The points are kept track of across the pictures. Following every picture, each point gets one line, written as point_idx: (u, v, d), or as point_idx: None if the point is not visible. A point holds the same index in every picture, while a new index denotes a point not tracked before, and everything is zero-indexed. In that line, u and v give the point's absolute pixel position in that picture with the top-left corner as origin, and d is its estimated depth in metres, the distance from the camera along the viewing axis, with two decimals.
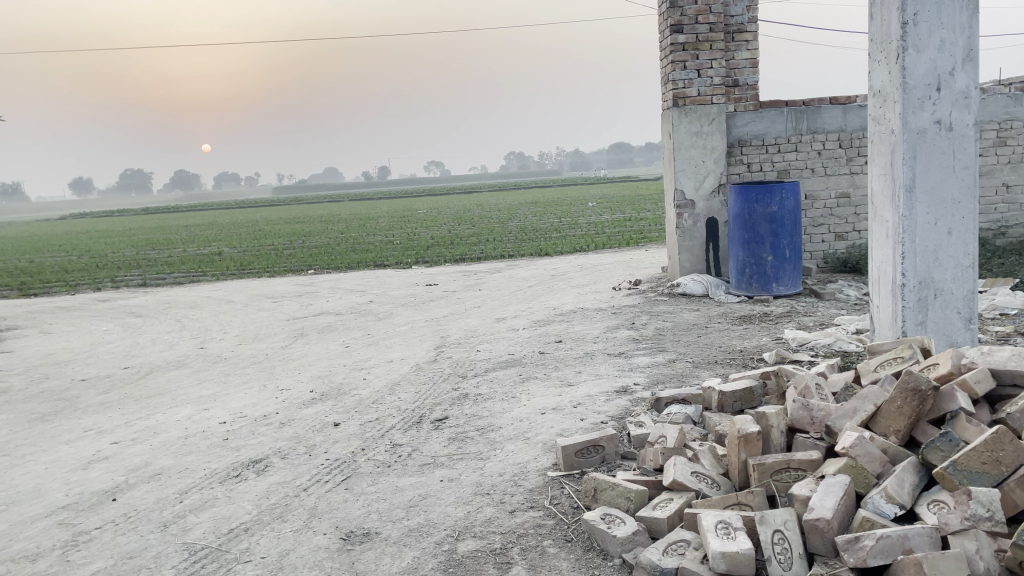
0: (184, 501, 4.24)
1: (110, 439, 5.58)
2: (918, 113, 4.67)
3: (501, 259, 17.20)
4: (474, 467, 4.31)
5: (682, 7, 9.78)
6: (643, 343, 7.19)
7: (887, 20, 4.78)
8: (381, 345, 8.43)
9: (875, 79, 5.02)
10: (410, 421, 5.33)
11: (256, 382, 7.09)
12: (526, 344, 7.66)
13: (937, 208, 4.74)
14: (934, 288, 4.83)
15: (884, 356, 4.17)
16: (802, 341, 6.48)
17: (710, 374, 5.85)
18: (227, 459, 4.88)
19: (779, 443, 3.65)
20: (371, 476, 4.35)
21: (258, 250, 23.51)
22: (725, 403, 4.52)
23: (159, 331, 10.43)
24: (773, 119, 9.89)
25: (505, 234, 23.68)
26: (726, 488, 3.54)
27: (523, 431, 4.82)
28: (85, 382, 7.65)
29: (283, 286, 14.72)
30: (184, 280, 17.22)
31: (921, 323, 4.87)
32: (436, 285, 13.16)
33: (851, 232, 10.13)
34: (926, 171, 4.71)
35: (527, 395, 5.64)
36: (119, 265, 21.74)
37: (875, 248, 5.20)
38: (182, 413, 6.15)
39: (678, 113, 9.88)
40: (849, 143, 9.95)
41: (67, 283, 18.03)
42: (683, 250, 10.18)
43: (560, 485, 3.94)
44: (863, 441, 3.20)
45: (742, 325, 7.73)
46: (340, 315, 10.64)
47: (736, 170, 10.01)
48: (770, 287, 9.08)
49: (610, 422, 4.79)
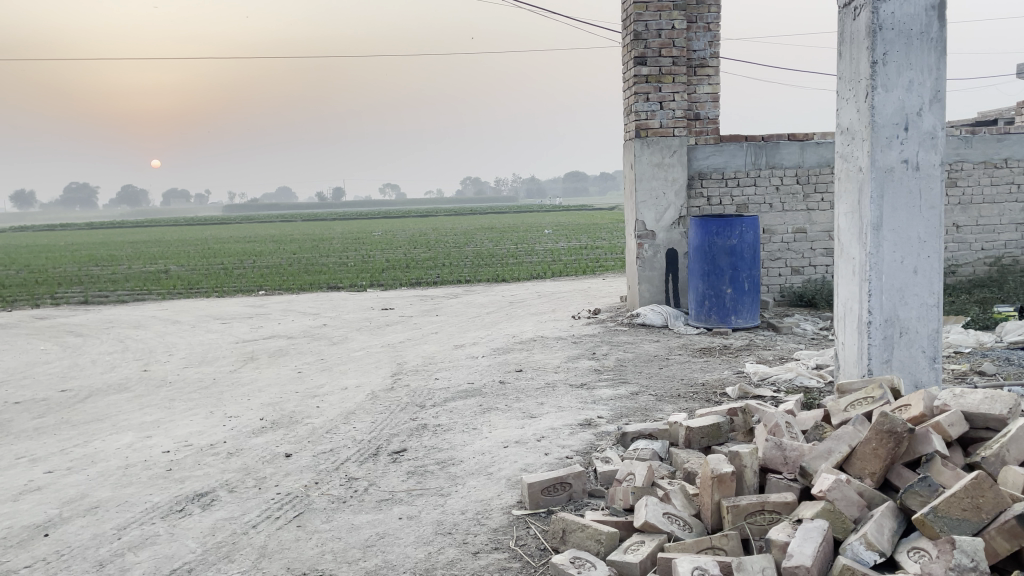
0: (122, 539, 3.96)
1: (44, 467, 5.24)
2: (886, 152, 4.69)
3: (456, 284, 17.02)
4: (435, 504, 4.12)
5: (646, 40, 9.86)
6: (605, 375, 7.08)
7: (857, 59, 4.82)
8: (335, 372, 8.17)
9: (843, 116, 5.05)
10: (366, 453, 5.12)
11: (204, 408, 6.78)
12: (485, 373, 7.50)
13: (904, 246, 4.75)
14: (900, 326, 4.83)
15: (855, 395, 4.13)
16: (763, 376, 6.44)
17: (674, 408, 5.77)
18: (170, 492, 4.60)
19: (753, 484, 3.55)
20: (325, 513, 4.13)
21: (208, 269, 22.93)
22: (692, 439, 4.41)
23: (100, 352, 9.99)
24: (733, 153, 9.99)
25: (462, 259, 23.55)
26: (698, 530, 3.42)
27: (485, 465, 4.64)
28: (19, 405, 7.23)
29: (233, 307, 14.31)
30: (129, 298, 16.65)
31: (887, 361, 4.86)
32: (392, 309, 12.92)
33: (808, 267, 10.23)
34: (893, 210, 4.72)
35: (487, 428, 5.47)
36: (59, 280, 20.95)
37: (841, 285, 5.20)
38: (123, 440, 5.82)
39: (640, 144, 9.91)
40: (806, 179, 10.08)
41: (5, 298, 17.27)
42: (643, 280, 10.16)
43: (526, 525, 3.79)
44: (841, 484, 3.12)
45: (703, 358, 7.69)
46: (292, 339, 10.33)
47: (697, 202, 10.06)
48: (728, 320, 9.08)
49: (575, 457, 4.64)
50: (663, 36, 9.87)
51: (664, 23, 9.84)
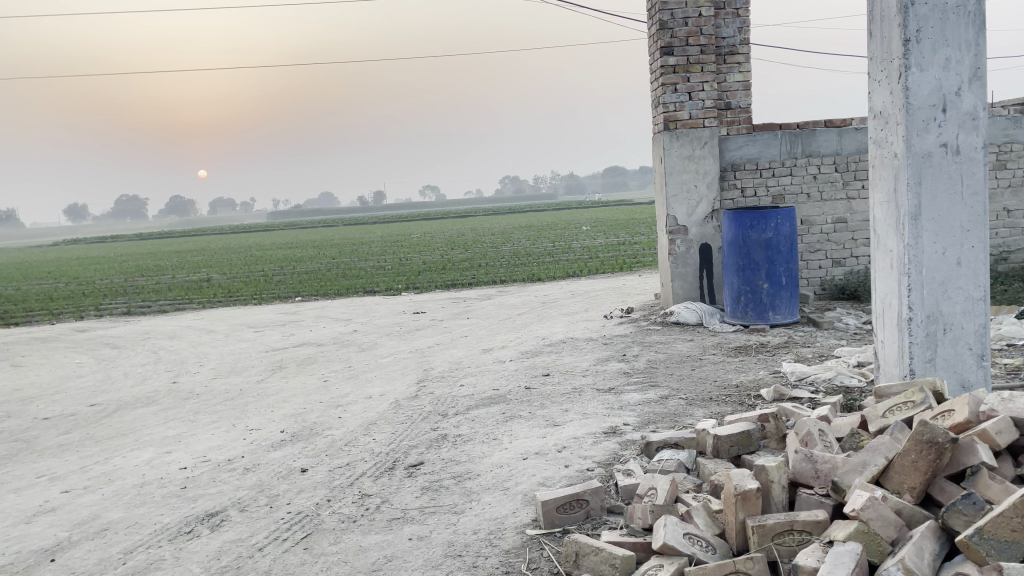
0: (126, 564, 3.85)
1: (61, 487, 5.18)
2: (923, 136, 4.37)
3: (491, 285, 16.84)
4: (447, 523, 3.94)
5: (672, 29, 9.55)
6: (634, 378, 6.83)
7: (888, 38, 4.50)
8: (361, 380, 8.05)
9: (875, 100, 4.73)
10: (382, 467, 4.96)
11: (227, 421, 6.69)
12: (511, 378, 7.30)
13: (945, 236, 4.42)
14: (943, 322, 4.49)
15: (895, 399, 3.83)
16: (800, 376, 6.12)
17: (704, 412, 5.51)
18: (181, 512, 4.49)
19: (780, 500, 3.28)
20: (334, 534, 3.97)
21: (248, 277, 23.16)
22: (720, 448, 4.15)
23: (134, 364, 10.01)
24: (767, 142, 9.62)
25: (498, 258, 23.41)
26: (722, 551, 3.17)
27: (502, 480, 4.45)
28: (48, 421, 7.25)
29: (268, 314, 14.32)
30: (170, 309, 16.82)
31: (930, 360, 4.52)
32: (423, 313, 12.79)
33: (849, 258, 9.81)
34: (932, 197, 4.39)
35: (508, 438, 5.27)
36: (103, 292, 21.29)
37: (878, 280, 4.87)
38: (142, 456, 5.76)
39: (669, 137, 9.62)
40: (845, 167, 9.66)
41: (50, 311, 17.57)
42: (676, 277, 9.85)
43: (540, 546, 3.58)
44: (875, 502, 2.85)
45: (738, 358, 7.36)
46: (322, 347, 10.25)
47: (730, 195, 9.72)
48: (766, 316, 8.73)
49: (596, 470, 4.41)
50: (690, 24, 9.54)
51: (690, 10, 9.52)
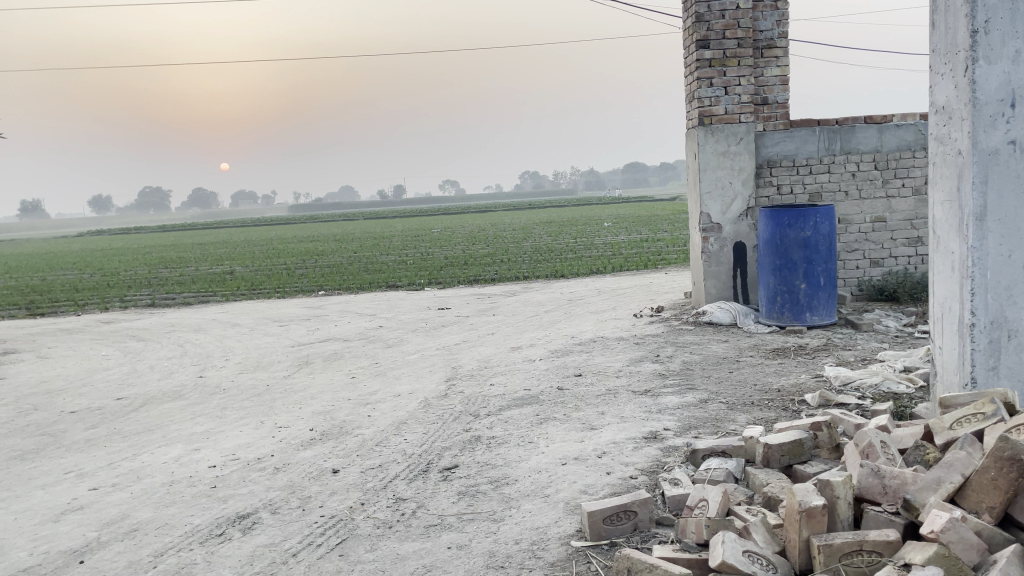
0: (157, 568, 3.74)
1: (89, 484, 5.09)
2: (989, 132, 4.16)
3: (515, 281, 16.69)
4: (487, 531, 3.79)
5: (708, 22, 9.32)
6: (670, 380, 6.64)
7: (953, 29, 4.29)
8: (388, 377, 7.91)
9: (937, 94, 4.52)
10: (416, 469, 4.81)
11: (254, 418, 6.58)
12: (542, 378, 7.13)
13: (1012, 238, 4.19)
14: (1009, 328, 4.26)
15: (962, 410, 3.62)
16: (845, 381, 5.91)
17: (747, 418, 5.32)
18: (212, 513, 4.37)
19: (846, 517, 3.10)
20: (369, 540, 3.83)
21: (271, 270, 23.17)
22: (771, 457, 3.97)
23: (160, 357, 9.95)
24: (805, 138, 9.37)
25: (522, 254, 23.24)
26: (784, 570, 2.99)
27: (541, 486, 4.29)
28: (75, 415, 7.17)
29: (292, 308, 14.25)
30: (195, 301, 16.80)
31: (993, 368, 4.30)
32: (448, 309, 12.65)
33: (888, 258, 9.54)
34: (998, 197, 4.17)
35: (545, 441, 5.11)
36: (129, 283, 21.36)
37: (937, 283, 4.66)
38: (171, 454, 5.65)
39: (703, 132, 9.42)
40: (885, 164, 9.37)
41: (76, 302, 17.61)
42: (709, 275, 9.65)
43: (586, 559, 3.42)
44: (956, 523, 2.67)
45: (776, 360, 7.15)
46: (347, 342, 10.14)
47: (765, 192, 9.50)
48: (802, 317, 8.51)
49: (639, 478, 4.25)
50: (726, 16, 9.31)
51: (728, 2, 9.29)
